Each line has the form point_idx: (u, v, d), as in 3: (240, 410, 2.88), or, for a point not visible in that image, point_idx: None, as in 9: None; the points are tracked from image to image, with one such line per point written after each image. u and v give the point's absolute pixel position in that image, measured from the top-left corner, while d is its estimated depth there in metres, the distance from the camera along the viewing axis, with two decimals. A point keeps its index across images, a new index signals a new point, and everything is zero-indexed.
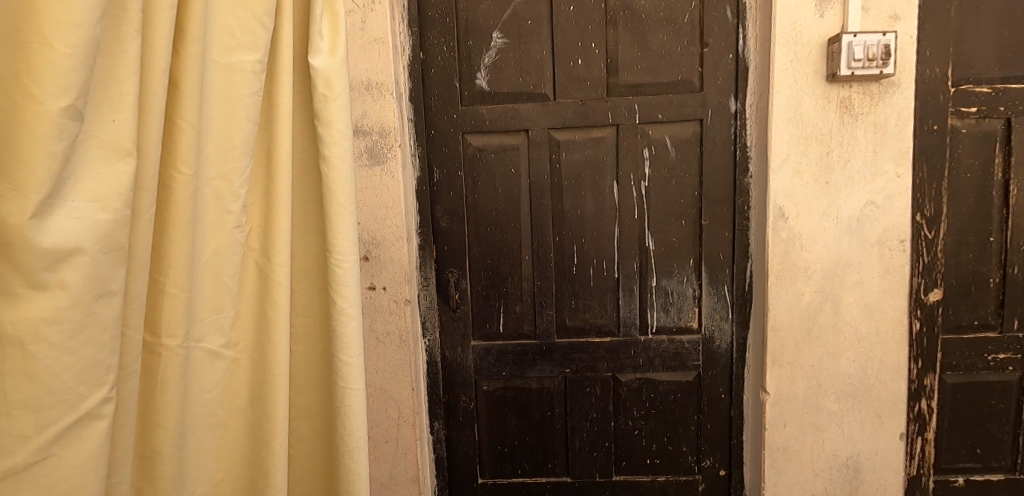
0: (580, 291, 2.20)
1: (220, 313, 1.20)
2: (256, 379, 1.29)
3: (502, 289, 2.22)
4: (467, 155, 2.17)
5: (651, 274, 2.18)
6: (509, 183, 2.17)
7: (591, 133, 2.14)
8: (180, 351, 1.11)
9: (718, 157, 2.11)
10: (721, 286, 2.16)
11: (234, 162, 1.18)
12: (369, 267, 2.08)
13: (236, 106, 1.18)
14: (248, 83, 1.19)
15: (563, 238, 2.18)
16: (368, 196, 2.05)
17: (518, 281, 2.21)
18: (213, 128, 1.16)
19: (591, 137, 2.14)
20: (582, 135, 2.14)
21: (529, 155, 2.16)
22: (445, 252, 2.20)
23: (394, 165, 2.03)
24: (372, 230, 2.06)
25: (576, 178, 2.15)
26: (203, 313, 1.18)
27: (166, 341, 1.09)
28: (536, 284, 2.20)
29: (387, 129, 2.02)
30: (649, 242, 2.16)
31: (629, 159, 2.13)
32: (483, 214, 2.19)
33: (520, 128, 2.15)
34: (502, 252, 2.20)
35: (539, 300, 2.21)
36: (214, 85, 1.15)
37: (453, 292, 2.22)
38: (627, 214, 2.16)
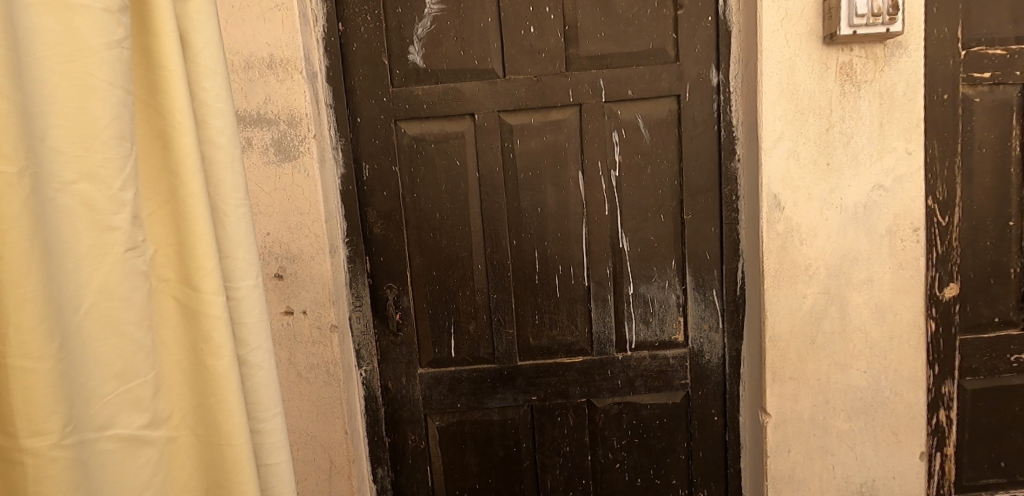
0: (545, 304, 1.85)
1: (130, 381, 0.79)
2: (209, 462, 0.91)
3: (452, 305, 1.86)
4: (402, 148, 1.81)
5: (626, 282, 1.84)
6: (456, 179, 1.82)
7: (550, 116, 1.80)
8: (57, 454, 0.69)
9: (700, 139, 1.79)
10: (709, 291, 1.84)
11: (103, 152, 0.75)
12: (285, 288, 1.70)
13: (90, 63, 0.74)
14: (103, 27, 0.75)
15: (522, 240, 1.83)
16: (277, 200, 1.67)
17: (470, 295, 1.85)
18: (55, 101, 0.72)
19: (550, 120, 1.80)
20: (539, 119, 1.80)
21: (476, 144, 1.80)
22: (382, 264, 1.84)
23: (309, 160, 1.66)
24: (286, 242, 1.68)
25: (538, 170, 1.81)
26: (103, 387, 0.76)
27: (30, 444, 0.68)
28: (492, 298, 1.85)
29: (296, 115, 1.65)
30: (623, 243, 1.83)
31: (593, 144, 1.80)
32: (425, 218, 1.83)
33: (465, 113, 1.80)
34: (450, 260, 1.84)
35: (496, 317, 1.85)
36: (47, 31, 0.71)
37: (394, 312, 1.85)
38: (599, 211, 1.82)
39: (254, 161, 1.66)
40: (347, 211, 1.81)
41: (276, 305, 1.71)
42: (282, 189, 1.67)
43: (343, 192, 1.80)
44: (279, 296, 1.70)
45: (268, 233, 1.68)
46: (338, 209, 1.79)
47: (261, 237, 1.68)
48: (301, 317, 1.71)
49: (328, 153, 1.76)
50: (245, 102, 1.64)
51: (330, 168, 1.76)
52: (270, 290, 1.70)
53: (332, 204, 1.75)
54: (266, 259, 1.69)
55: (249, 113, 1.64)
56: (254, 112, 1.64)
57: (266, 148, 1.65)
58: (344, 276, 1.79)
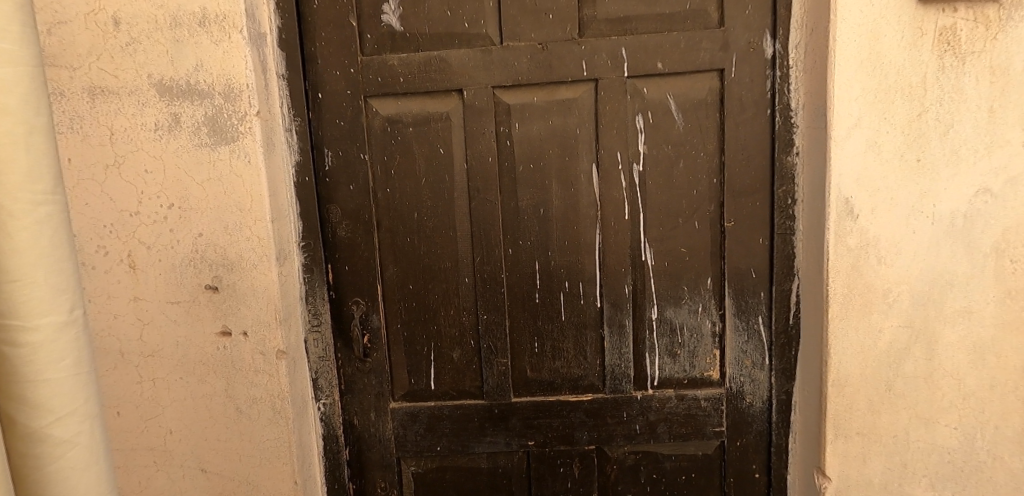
0: (546, 328, 1.49)
1: None
2: None
3: (432, 327, 1.51)
4: (374, 132, 1.46)
5: (649, 305, 1.48)
6: (439, 172, 1.46)
7: (558, 94, 1.43)
8: None
9: (748, 126, 1.41)
10: (754, 318, 1.46)
11: None
12: (221, 303, 1.37)
13: None
14: None
15: (519, 249, 1.47)
16: (212, 194, 1.34)
17: (454, 315, 1.50)
18: None
19: (557, 99, 1.43)
20: (544, 97, 1.43)
21: (464, 128, 1.45)
22: (347, 275, 1.50)
23: (250, 143, 1.33)
24: (222, 245, 1.35)
25: (541, 161, 1.44)
26: None
27: None
28: (480, 320, 1.49)
29: (234, 85, 1.31)
30: (646, 255, 1.46)
31: (611, 131, 1.43)
32: (401, 218, 1.48)
33: (451, 88, 1.44)
34: (431, 272, 1.49)
35: (485, 344, 1.50)
36: None
37: (360, 333, 1.51)
38: (617, 215, 1.45)
39: (183, 144, 1.33)
40: (304, 208, 1.47)
41: (210, 325, 1.38)
42: (216, 178, 1.34)
43: (299, 185, 1.46)
44: (214, 313, 1.37)
45: (200, 233, 1.35)
46: (292, 207, 1.45)
47: (192, 240, 1.35)
48: (241, 339, 1.38)
49: (280, 137, 1.42)
50: (172, 69, 1.31)
51: (282, 155, 1.42)
52: (202, 306, 1.37)
53: (282, 201, 1.41)
54: (198, 266, 1.36)
55: (177, 83, 1.31)
56: (183, 81, 1.31)
57: (198, 126, 1.32)
58: (298, 289, 1.46)
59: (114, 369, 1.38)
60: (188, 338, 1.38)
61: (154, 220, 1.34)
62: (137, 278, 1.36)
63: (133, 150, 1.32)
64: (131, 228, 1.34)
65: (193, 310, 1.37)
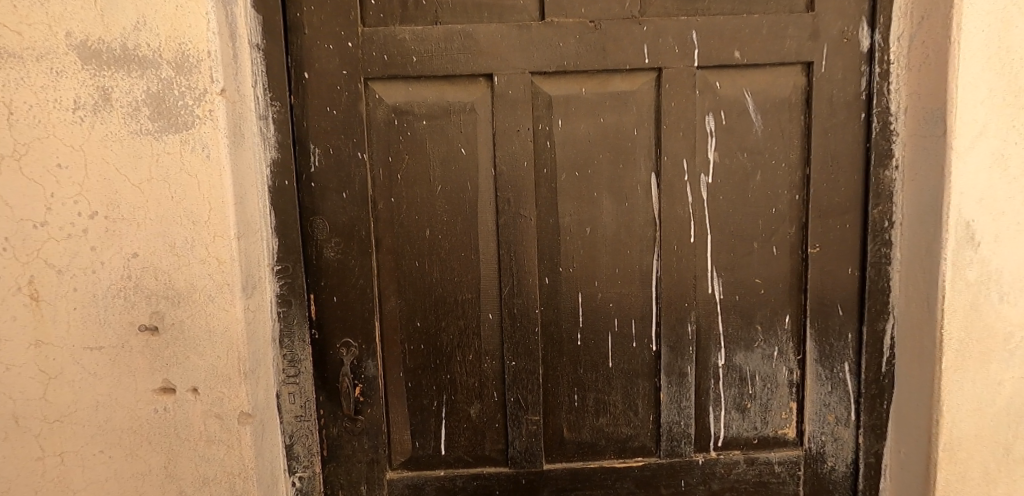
0: (588, 377, 1.20)
1: None
2: None
3: (444, 376, 1.19)
4: (376, 127, 1.15)
5: (714, 349, 1.20)
6: (459, 179, 1.16)
7: (611, 85, 1.15)
8: None
9: (839, 133, 1.16)
10: (839, 365, 1.21)
11: None
12: (163, 349, 1.00)
13: None
14: None
15: (558, 279, 1.18)
16: (154, 200, 0.98)
17: (473, 361, 1.19)
18: None
19: (610, 92, 1.15)
20: (594, 89, 1.15)
21: (493, 124, 1.14)
22: (336, 308, 1.16)
23: (211, 133, 0.98)
24: (166, 270, 0.99)
25: (588, 169, 1.16)
26: None
27: None
28: (507, 367, 1.18)
29: (190, 53, 0.96)
30: (713, 288, 1.19)
31: (676, 133, 1.15)
32: (409, 238, 1.17)
33: (478, 73, 1.14)
34: (445, 306, 1.18)
35: (512, 397, 1.19)
36: None
37: (351, 385, 1.17)
38: (680, 238, 1.17)
39: (115, 130, 0.96)
40: (280, 221, 1.12)
41: (147, 378, 1.01)
42: (161, 179, 0.98)
43: (274, 190, 1.12)
44: (153, 362, 1.01)
45: (135, 254, 0.99)
46: (265, 219, 1.10)
47: (124, 262, 0.99)
48: (189, 398, 1.01)
49: (251, 126, 1.07)
50: (100, 26, 0.95)
51: (253, 151, 1.07)
52: (136, 353, 1.00)
53: (253, 211, 1.06)
54: (131, 299, 0.99)
55: (108, 47, 0.95)
56: (117, 44, 0.95)
57: (136, 107, 0.96)
58: (270, 329, 1.10)
59: (3, 442, 0.98)
60: (115, 397, 1.00)
61: (69, 234, 0.97)
62: (41, 315, 0.97)
63: (41, 136, 0.95)
64: (33, 245, 0.96)
65: (123, 359, 1.00)
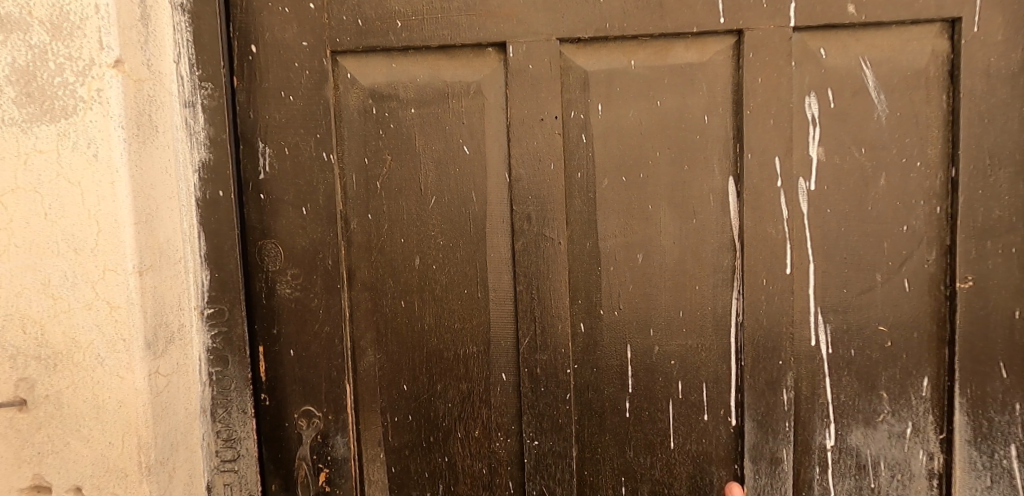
0: (640, 463, 0.87)
1: None
2: None
3: (441, 458, 0.88)
4: (348, 117, 0.84)
5: (820, 426, 0.86)
6: (460, 189, 0.85)
7: (670, 55, 0.83)
8: None
9: (1000, 119, 0.80)
10: (1006, 451, 0.83)
11: None
12: (33, 432, 0.70)
13: None
14: None
15: (597, 326, 0.85)
16: (19, 219, 0.68)
17: (480, 439, 0.88)
18: None
19: (670, 65, 0.83)
20: (647, 61, 0.83)
21: (507, 111, 0.83)
22: (293, 365, 0.87)
23: (100, 122, 0.68)
24: (38, 320, 0.69)
25: (639, 172, 0.84)
26: None
27: None
28: (527, 449, 0.87)
29: (71, 8, 0.67)
30: (817, 338, 0.85)
31: (764, 121, 0.82)
32: (392, 270, 0.86)
33: (486, 42, 0.83)
34: (441, 363, 0.87)
35: (533, 490, 0.87)
36: None
37: (312, 471, 0.88)
38: (770, 268, 0.83)
39: None
40: (212, 248, 0.82)
41: (11, 474, 0.70)
42: (31, 188, 0.68)
43: (204, 204, 0.82)
44: (19, 451, 0.70)
45: None
46: (189, 243, 0.80)
47: None
48: None
49: (169, 116, 0.77)
50: None
51: (172, 149, 0.78)
52: None
53: (168, 233, 0.76)
54: None
55: None
56: None
57: None
58: (196, 398, 0.81)
59: None
60: None
61: None
62: None
63: None
64: None
65: None
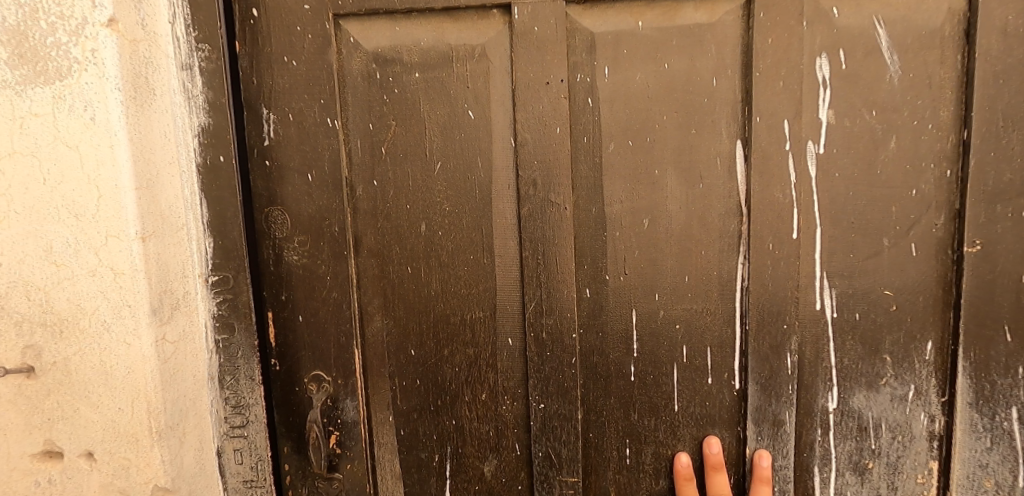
0: (645, 426, 0.88)
1: None
2: None
3: (448, 422, 0.89)
4: (350, 81, 0.83)
5: (822, 389, 0.86)
6: (465, 154, 0.83)
7: (679, 16, 0.81)
8: None
9: (1016, 79, 0.78)
10: (1007, 414, 0.84)
11: None
12: (42, 398, 0.71)
13: None
14: None
15: (603, 291, 0.85)
16: (17, 184, 0.67)
17: (486, 403, 0.88)
18: None
19: (679, 26, 0.81)
20: (655, 22, 0.81)
21: (512, 74, 0.81)
22: (305, 331, 0.87)
23: (96, 84, 0.66)
24: (42, 287, 0.69)
25: (647, 137, 0.82)
26: None
27: None
28: (533, 412, 0.87)
29: None
30: (823, 303, 0.85)
31: (773, 83, 0.80)
32: (398, 236, 0.85)
33: (490, 3, 0.80)
34: (447, 328, 0.87)
35: (539, 452, 0.88)
36: None
37: (323, 434, 0.88)
38: (776, 232, 0.83)
39: None
40: (215, 215, 0.81)
41: (23, 439, 0.71)
42: (28, 153, 0.67)
43: (205, 170, 0.81)
44: (29, 417, 0.71)
45: None
46: (191, 210, 0.79)
47: None
48: (82, 465, 0.72)
49: (166, 79, 0.76)
50: None
51: (170, 113, 0.76)
52: (5, 403, 0.70)
53: (169, 199, 0.75)
54: None
55: None
56: None
57: None
58: (203, 365, 0.81)
59: None
60: None
61: None
62: None
63: None
64: None
65: None
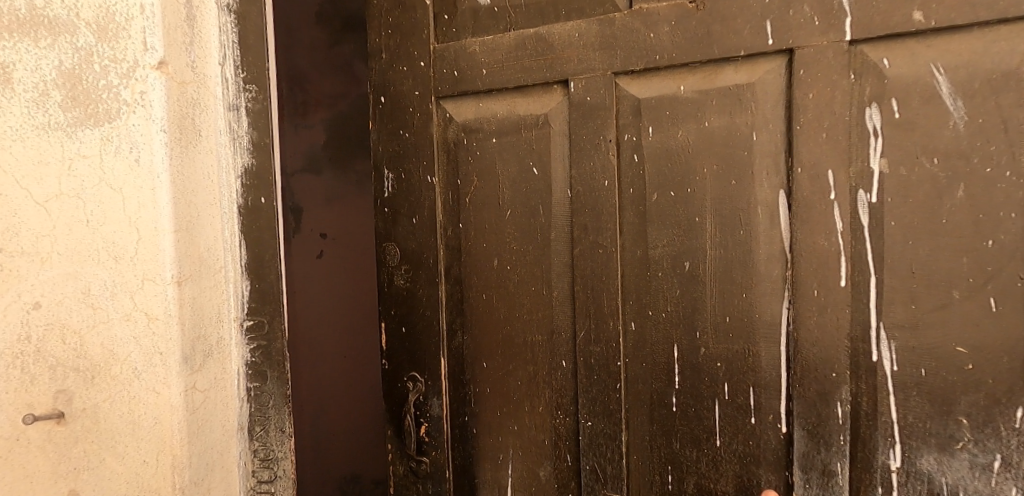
0: (687, 455, 0.92)
1: None
2: None
3: (514, 426, 1.05)
4: (447, 145, 1.06)
5: (882, 445, 0.81)
6: (530, 204, 1.00)
7: (720, 79, 0.86)
8: None
9: None
10: None
11: None
12: (71, 445, 0.73)
13: None
14: None
15: (646, 325, 0.93)
16: (61, 228, 0.72)
17: (545, 413, 1.02)
18: None
19: (720, 88, 0.86)
20: (697, 86, 0.87)
21: (569, 136, 0.95)
22: (405, 339, 1.12)
23: (143, 124, 0.75)
24: (77, 330, 0.73)
25: (687, 188, 0.89)
26: None
27: None
28: (582, 428, 0.98)
29: (116, 8, 0.74)
30: (880, 356, 0.81)
31: (818, 134, 0.81)
32: (477, 266, 1.05)
33: (551, 79, 0.96)
34: (512, 348, 1.04)
35: (587, 464, 0.98)
36: None
37: (415, 423, 1.13)
38: (823, 280, 0.82)
39: (16, 123, 0.70)
40: (253, 255, 0.87)
41: (48, 489, 0.72)
42: (74, 194, 0.72)
43: (244, 211, 0.87)
44: (56, 465, 0.72)
45: (36, 304, 0.71)
46: (229, 252, 0.85)
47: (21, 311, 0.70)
48: None
49: (212, 118, 0.83)
50: None
51: (214, 153, 0.84)
52: (33, 449, 0.71)
53: (205, 242, 0.81)
54: (31, 370, 0.71)
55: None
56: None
57: (43, 90, 0.71)
58: (233, 414, 0.85)
59: None
60: None
61: None
62: None
63: None
64: None
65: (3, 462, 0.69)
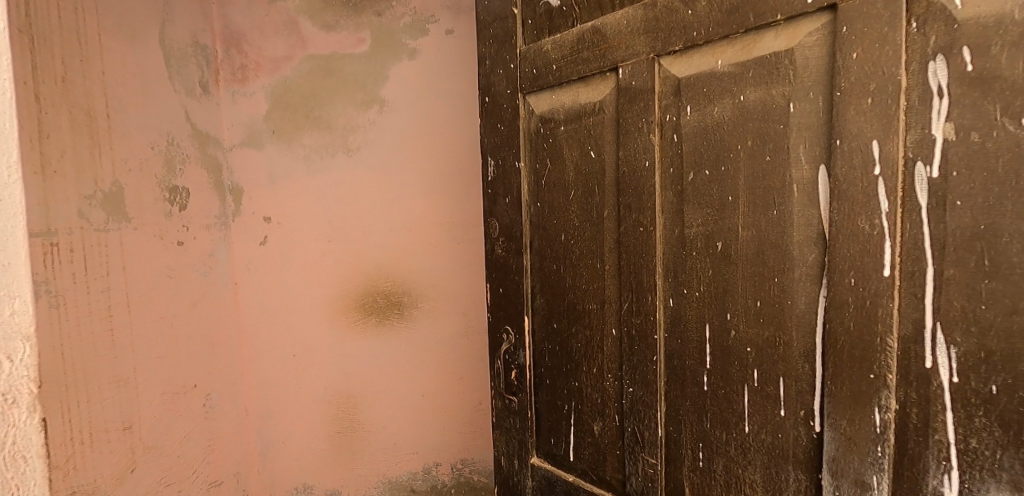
0: (715, 434, 0.78)
1: None
2: None
3: (574, 384, 0.97)
4: (529, 134, 1.01)
5: (933, 467, 0.59)
6: (588, 181, 0.91)
7: (756, 51, 0.70)
8: None
9: None
10: None
11: None
12: None
13: None
14: None
15: (683, 304, 0.80)
16: None
17: (597, 376, 0.93)
18: None
19: (756, 62, 0.70)
20: (734, 60, 0.72)
21: (617, 119, 0.85)
22: (502, 300, 1.10)
23: None
24: None
25: (722, 167, 0.74)
26: None
27: None
28: (624, 392, 0.88)
29: None
30: (934, 360, 0.59)
31: (861, 98, 0.61)
32: (548, 243, 0.99)
33: (604, 68, 0.87)
34: (577, 314, 0.96)
35: (629, 427, 0.88)
36: None
37: (506, 364, 1.11)
38: (861, 269, 0.63)
39: None
40: None
41: None
42: None
43: None
44: None
45: None
46: None
47: None
48: None
49: None
50: None
51: None
52: None
53: None
54: None
55: None
56: None
57: None
58: None
59: None
60: None
61: None
62: None
63: None
64: None
65: None
